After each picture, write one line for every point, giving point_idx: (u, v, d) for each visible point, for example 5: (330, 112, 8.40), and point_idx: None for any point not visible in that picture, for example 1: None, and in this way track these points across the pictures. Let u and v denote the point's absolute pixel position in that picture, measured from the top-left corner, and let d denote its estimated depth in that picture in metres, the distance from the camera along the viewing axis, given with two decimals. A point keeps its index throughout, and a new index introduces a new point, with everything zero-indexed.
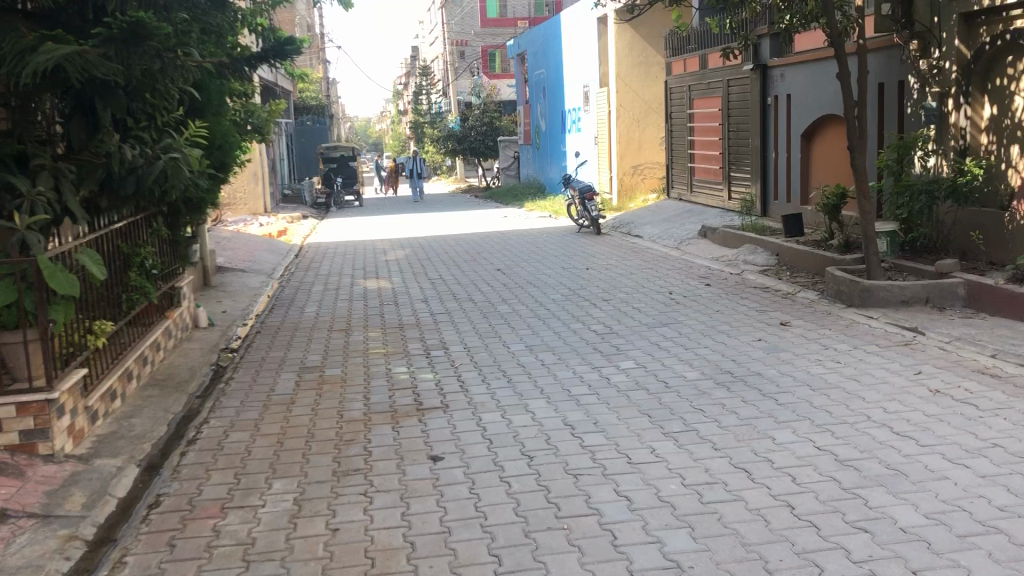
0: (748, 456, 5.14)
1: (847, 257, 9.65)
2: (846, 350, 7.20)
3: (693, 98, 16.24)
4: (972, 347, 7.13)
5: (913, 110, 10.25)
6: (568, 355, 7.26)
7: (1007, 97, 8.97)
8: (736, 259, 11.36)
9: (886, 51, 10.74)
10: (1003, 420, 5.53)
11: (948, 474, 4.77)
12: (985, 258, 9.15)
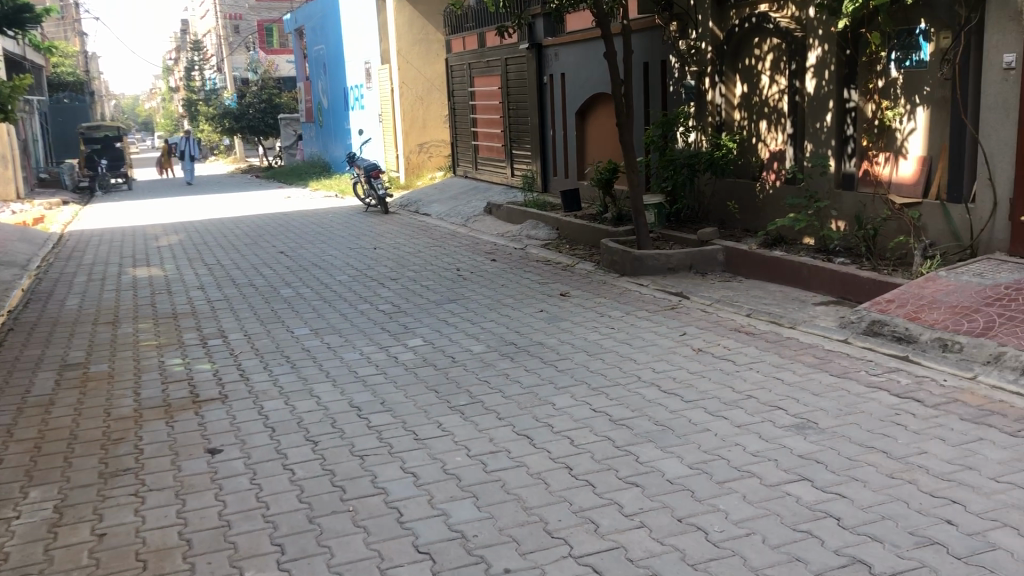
0: (530, 422, 5.31)
1: (620, 229, 10.15)
2: (620, 316, 7.59)
3: (473, 75, 16.45)
4: (730, 308, 7.74)
5: (674, 88, 10.87)
6: (353, 336, 7.18)
7: (754, 76, 9.83)
8: (519, 234, 11.66)
9: (649, 31, 11.34)
10: (756, 373, 6.05)
11: (709, 426, 5.16)
12: (740, 225, 9.98)
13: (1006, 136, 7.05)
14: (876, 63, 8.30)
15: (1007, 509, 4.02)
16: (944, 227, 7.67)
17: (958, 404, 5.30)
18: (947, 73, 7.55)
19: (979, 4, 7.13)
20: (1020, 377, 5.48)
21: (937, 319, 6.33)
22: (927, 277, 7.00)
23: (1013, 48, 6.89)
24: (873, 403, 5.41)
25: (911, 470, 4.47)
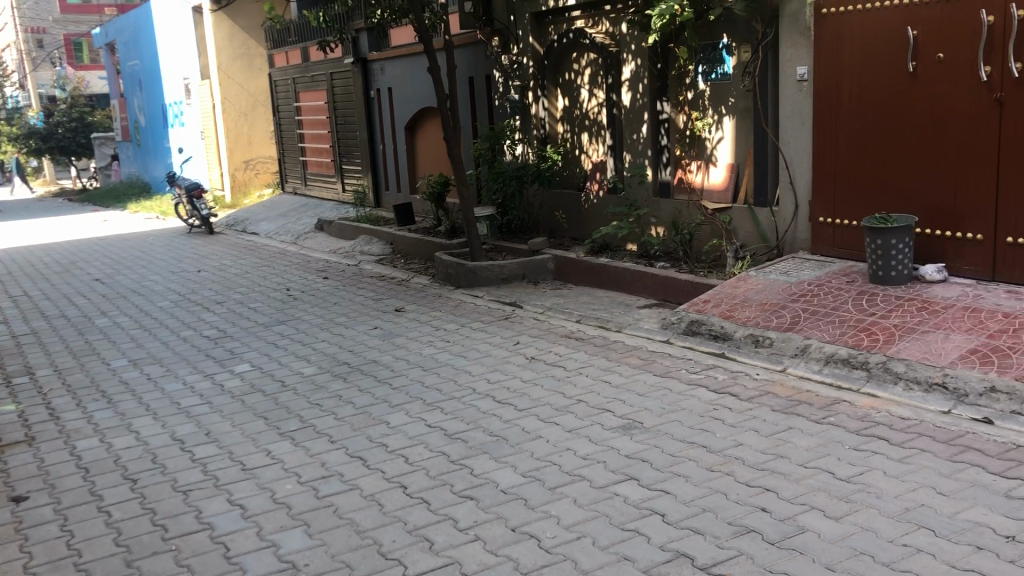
0: (363, 443, 5.24)
1: (452, 242, 10.22)
2: (454, 329, 7.62)
3: (298, 91, 16.13)
4: (561, 315, 7.92)
5: (499, 102, 11.03)
6: (176, 366, 6.86)
7: (575, 90, 10.16)
8: (352, 250, 11.51)
9: (472, 46, 11.48)
10: (585, 377, 6.22)
11: (541, 434, 5.25)
12: (568, 234, 10.28)
13: (803, 143, 7.65)
14: (685, 77, 8.77)
15: (814, 492, 4.29)
16: (753, 230, 8.20)
17: (770, 396, 5.64)
18: (749, 85, 8.10)
19: (774, 20, 7.73)
20: (823, 367, 5.90)
21: (750, 316, 6.72)
22: (740, 278, 7.44)
23: (805, 62, 7.52)
24: (693, 400, 5.67)
25: (729, 462, 4.71)
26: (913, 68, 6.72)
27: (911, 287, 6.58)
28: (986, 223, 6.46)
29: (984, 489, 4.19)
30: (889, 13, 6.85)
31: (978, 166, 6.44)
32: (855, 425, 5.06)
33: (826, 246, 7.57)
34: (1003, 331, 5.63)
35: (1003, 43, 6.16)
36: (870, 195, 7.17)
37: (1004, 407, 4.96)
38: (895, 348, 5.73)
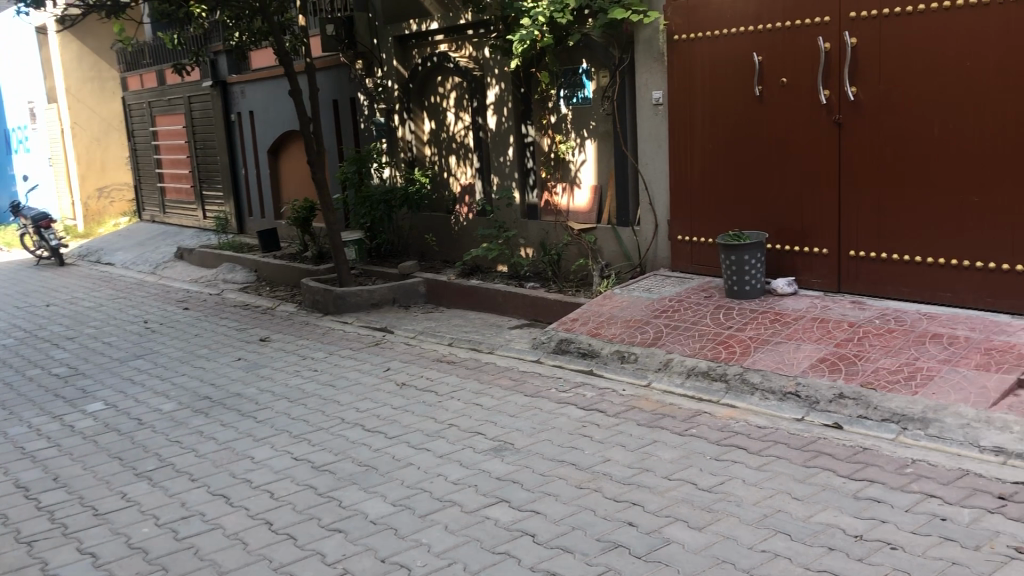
0: (227, 480, 5.04)
1: (320, 268, 10.04)
2: (322, 358, 7.46)
3: (155, 115, 15.55)
4: (432, 339, 7.89)
5: (365, 125, 10.95)
6: (21, 408, 6.44)
7: (441, 113, 10.21)
8: (216, 278, 11.14)
9: (335, 69, 11.35)
10: (456, 401, 6.20)
11: (412, 461, 5.19)
12: (439, 257, 10.27)
13: (661, 164, 7.91)
14: (547, 100, 8.93)
15: (678, 504, 4.40)
16: (617, 249, 8.41)
17: (636, 411, 5.77)
18: (609, 109, 8.31)
19: (629, 46, 7.99)
20: (686, 380, 6.09)
21: (616, 333, 6.87)
22: (606, 296, 7.60)
23: (660, 86, 7.80)
24: (563, 418, 5.73)
25: (597, 479, 4.78)
26: (759, 92, 7.06)
27: (765, 301, 6.88)
28: (830, 237, 6.84)
29: (834, 491, 4.40)
30: (735, 40, 7.18)
31: (821, 184, 6.82)
32: (716, 436, 5.24)
33: (685, 263, 7.85)
34: (849, 339, 5.96)
35: (839, 69, 6.56)
36: (724, 213, 7.47)
37: (852, 411, 5.24)
38: (752, 359, 5.97)
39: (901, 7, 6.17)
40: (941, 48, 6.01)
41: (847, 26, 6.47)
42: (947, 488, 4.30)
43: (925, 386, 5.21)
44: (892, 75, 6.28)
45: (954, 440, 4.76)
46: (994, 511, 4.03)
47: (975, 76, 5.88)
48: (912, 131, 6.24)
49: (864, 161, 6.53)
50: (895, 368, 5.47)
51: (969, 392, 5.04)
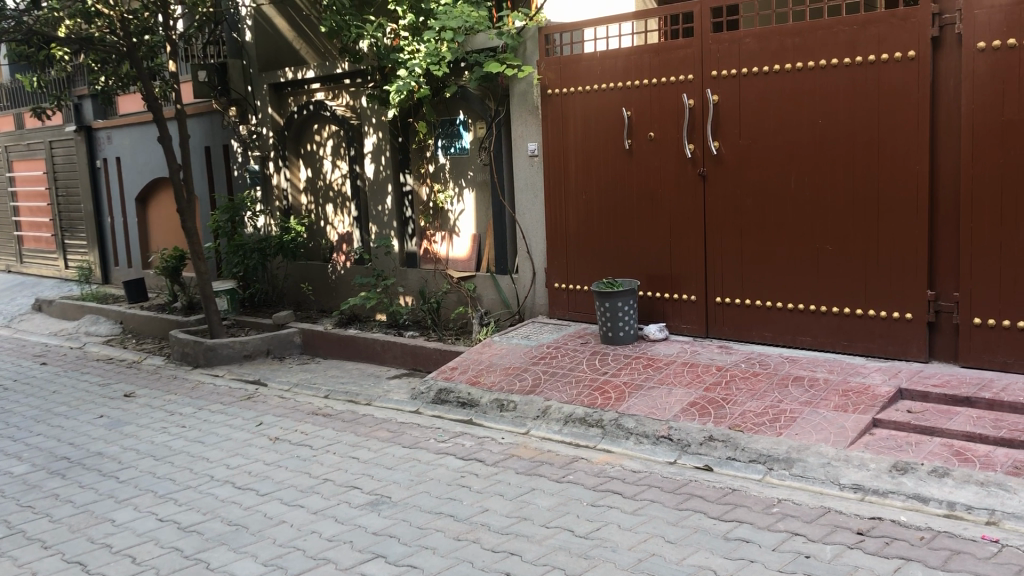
0: (84, 546, 4.76)
1: (190, 319, 9.70)
2: (191, 413, 7.17)
3: (12, 160, 14.81)
4: (307, 391, 7.71)
5: (239, 173, 10.73)
6: None
7: (317, 160, 10.12)
8: (77, 331, 10.60)
9: (207, 116, 11.11)
10: (333, 455, 6.06)
11: (285, 518, 5.03)
12: (316, 306, 10.10)
13: (537, 214, 8.06)
14: (426, 150, 9.00)
15: (555, 552, 4.41)
16: (495, 296, 8.47)
17: (514, 459, 5.78)
18: (485, 160, 8.47)
19: (505, 99, 8.21)
20: (564, 427, 6.14)
21: (495, 381, 6.88)
22: (485, 344, 7.63)
23: (535, 138, 7.97)
24: (441, 469, 5.68)
25: (475, 530, 4.74)
26: (629, 145, 7.31)
27: (638, 347, 7.06)
28: (698, 285, 7.10)
29: (706, 533, 4.50)
30: (607, 95, 7.42)
31: (688, 233, 7.08)
32: (592, 482, 5.30)
33: (561, 309, 7.99)
34: (717, 383, 6.17)
35: (702, 124, 6.87)
36: (598, 261, 7.66)
37: (721, 453, 5.39)
38: (626, 405, 6.09)
39: (758, 68, 6.53)
40: (795, 107, 6.38)
41: (709, 84, 6.80)
42: (811, 525, 4.47)
43: (789, 427, 5.43)
44: (752, 131, 6.62)
45: (816, 479, 4.96)
46: (854, 546, 4.21)
47: (826, 134, 6.26)
48: (772, 184, 6.57)
49: (728, 211, 6.83)
50: (761, 411, 5.68)
51: (829, 432, 5.28)
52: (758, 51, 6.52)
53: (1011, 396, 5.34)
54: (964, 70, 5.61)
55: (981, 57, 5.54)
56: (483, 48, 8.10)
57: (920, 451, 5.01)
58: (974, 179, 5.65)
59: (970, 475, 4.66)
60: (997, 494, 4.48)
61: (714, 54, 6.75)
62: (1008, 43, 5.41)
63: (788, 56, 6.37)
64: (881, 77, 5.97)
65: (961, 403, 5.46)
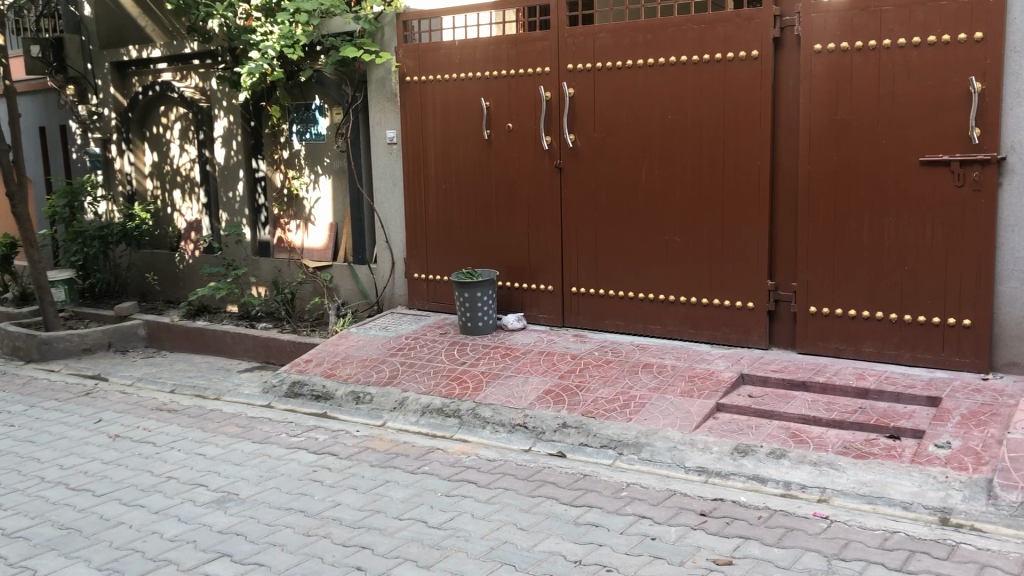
0: None
1: (22, 311, 9.09)
2: (21, 411, 6.71)
3: None
4: (152, 386, 7.35)
5: (78, 155, 10.12)
6: None
7: (164, 144, 9.66)
8: None
9: (42, 94, 10.41)
10: (177, 452, 5.79)
11: (123, 519, 4.77)
12: (162, 297, 9.72)
13: (395, 203, 7.97)
14: (279, 135, 8.74)
15: (407, 544, 4.36)
16: (353, 287, 8.33)
17: (369, 451, 5.69)
18: (342, 146, 8.29)
19: (361, 84, 8.05)
20: (420, 418, 6.08)
21: (351, 373, 6.75)
22: (341, 335, 7.48)
23: (393, 126, 7.87)
24: (292, 464, 5.53)
25: (325, 524, 4.63)
26: (488, 135, 7.31)
27: (496, 337, 7.09)
28: (554, 275, 7.19)
29: (557, 518, 4.56)
30: (466, 84, 7.39)
31: (545, 223, 7.16)
32: (446, 472, 5.27)
33: (421, 300, 7.93)
34: (572, 371, 6.28)
35: (559, 117, 6.95)
36: (456, 252, 7.65)
37: (574, 440, 5.47)
38: (483, 394, 6.09)
39: (611, 62, 6.65)
40: (647, 102, 6.54)
41: (565, 77, 6.88)
42: (657, 508, 4.60)
43: (638, 413, 5.57)
44: (606, 124, 6.75)
45: (663, 463, 5.11)
46: (697, 527, 4.36)
47: (675, 129, 6.45)
48: (624, 177, 6.72)
49: (583, 202, 6.94)
50: (612, 398, 5.81)
51: (676, 417, 5.46)
52: (612, 45, 6.64)
53: (841, 380, 5.66)
54: (802, 70, 5.89)
55: (817, 59, 5.82)
56: (340, 32, 7.91)
57: (759, 434, 5.24)
58: (810, 175, 5.94)
59: (804, 455, 4.91)
60: (828, 473, 4.73)
61: (570, 47, 6.82)
62: (842, 46, 5.71)
63: (640, 52, 6.52)
64: (727, 75, 6.19)
65: (797, 387, 5.75)
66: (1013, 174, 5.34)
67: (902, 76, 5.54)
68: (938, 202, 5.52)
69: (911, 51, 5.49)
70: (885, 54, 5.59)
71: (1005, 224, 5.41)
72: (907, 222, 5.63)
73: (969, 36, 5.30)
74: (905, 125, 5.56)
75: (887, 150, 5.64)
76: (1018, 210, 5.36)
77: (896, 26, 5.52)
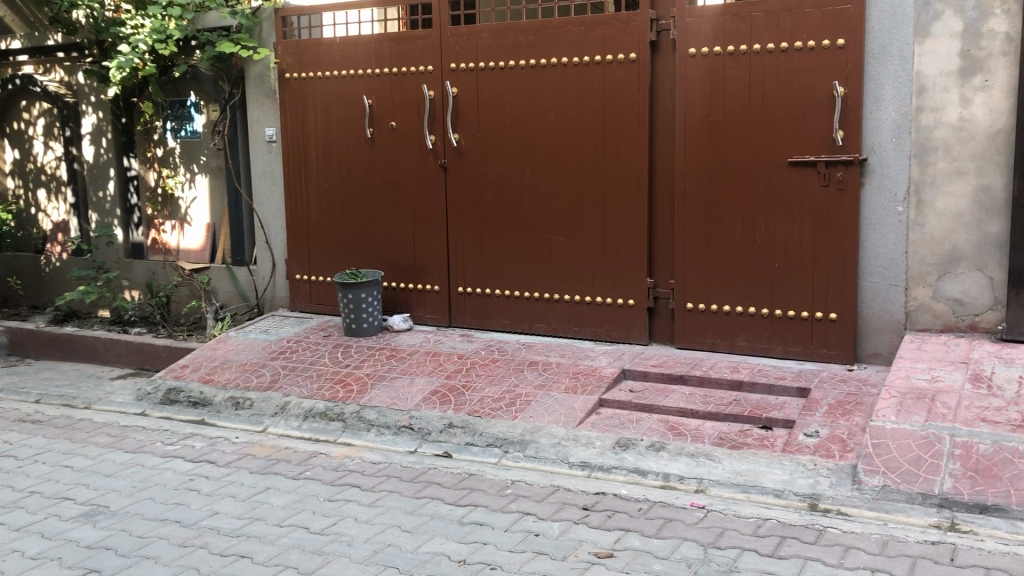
0: None
1: None
2: None
3: None
4: (15, 397, 6.95)
5: None
6: None
7: (26, 141, 9.16)
8: None
9: None
10: (42, 465, 5.49)
11: None
12: (26, 302, 9.25)
13: (276, 203, 7.79)
14: (153, 132, 8.37)
15: (288, 551, 4.25)
16: (232, 289, 8.11)
17: (248, 458, 5.53)
18: (219, 144, 8.02)
19: (239, 81, 7.84)
20: (303, 422, 5.95)
21: (229, 378, 6.56)
22: (219, 339, 7.26)
23: (273, 123, 7.69)
24: (167, 473, 5.32)
25: (202, 534, 4.47)
26: (370, 134, 7.22)
27: (381, 338, 7.02)
28: (440, 275, 7.16)
29: (441, 519, 4.53)
30: (348, 82, 7.28)
31: (430, 223, 7.12)
32: (330, 476, 5.18)
33: (304, 302, 7.78)
34: (458, 371, 6.27)
35: (442, 115, 6.93)
36: (340, 252, 7.53)
37: (460, 439, 5.46)
38: (367, 397, 6.01)
39: (494, 63, 6.67)
40: (529, 103, 6.59)
41: (448, 76, 6.86)
42: (540, 505, 4.63)
43: (523, 411, 5.60)
44: (489, 124, 6.77)
45: (547, 459, 5.15)
46: (579, 522, 4.41)
47: (557, 129, 6.52)
48: (508, 176, 6.75)
49: (468, 202, 6.94)
50: (498, 397, 5.82)
51: (559, 413, 5.52)
52: (494, 46, 6.66)
53: (717, 373, 5.84)
54: (679, 73, 6.04)
55: (692, 62, 5.99)
56: (215, 27, 7.68)
57: (640, 428, 5.35)
58: (687, 175, 6.10)
59: (682, 447, 5.03)
60: (704, 464, 4.87)
61: (452, 46, 6.81)
62: (716, 50, 5.89)
63: (522, 52, 6.56)
64: (606, 77, 6.30)
65: (676, 381, 5.90)
66: (874, 174, 5.64)
67: (771, 80, 5.75)
68: (805, 200, 5.76)
69: (779, 56, 5.71)
70: (755, 59, 5.79)
71: (867, 222, 5.70)
72: (776, 220, 5.86)
73: (832, 42, 5.55)
74: (774, 128, 5.78)
75: (757, 150, 5.85)
76: (878, 208, 5.66)
77: (766, 32, 5.73)
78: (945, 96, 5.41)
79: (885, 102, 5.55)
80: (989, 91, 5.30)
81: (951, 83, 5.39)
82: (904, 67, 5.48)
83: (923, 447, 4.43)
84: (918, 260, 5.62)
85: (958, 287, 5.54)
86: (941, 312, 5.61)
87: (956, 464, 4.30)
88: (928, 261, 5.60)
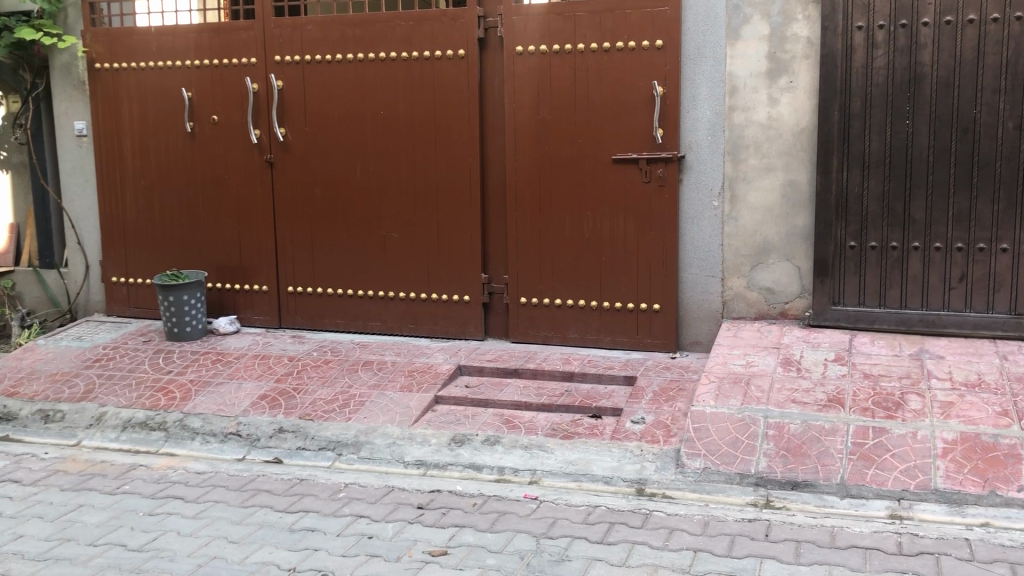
0: None
1: None
2: None
3: None
4: None
5: None
6: None
7: None
8: None
9: None
10: None
11: None
12: None
13: (88, 201, 7.32)
14: None
15: (102, 571, 3.99)
16: (40, 294, 7.60)
17: (58, 475, 5.15)
18: (22, 138, 7.50)
19: (43, 70, 7.36)
20: (120, 433, 5.61)
21: (37, 390, 6.09)
22: (25, 348, 6.74)
23: (83, 116, 7.23)
24: None
25: (4, 561, 4.13)
26: (190, 128, 6.89)
27: (206, 342, 6.72)
28: (269, 275, 6.92)
29: (270, 527, 4.38)
30: (165, 74, 6.91)
31: (257, 220, 6.87)
32: (150, 489, 4.90)
33: (121, 306, 7.36)
34: (289, 373, 6.09)
35: (267, 110, 6.71)
36: (160, 253, 7.15)
37: (291, 444, 5.30)
38: (191, 404, 5.74)
39: (320, 56, 6.50)
40: (358, 97, 6.47)
41: (273, 69, 6.64)
42: (374, 506, 4.56)
43: (357, 412, 5.51)
44: (317, 119, 6.60)
45: (382, 459, 5.08)
46: (413, 521, 4.37)
47: (388, 125, 6.44)
48: (339, 172, 6.61)
49: (297, 199, 6.74)
50: (330, 398, 5.70)
51: (394, 412, 5.45)
52: (320, 38, 6.49)
53: (549, 365, 5.95)
54: (507, 70, 6.09)
55: (520, 60, 6.05)
56: (13, 11, 7.14)
57: (475, 423, 5.37)
58: (517, 171, 6.16)
59: (516, 440, 5.09)
60: (537, 455, 4.94)
61: (277, 38, 6.59)
62: (542, 49, 5.98)
63: (349, 46, 6.43)
64: (435, 72, 6.28)
65: (510, 374, 5.97)
66: (691, 171, 5.89)
67: (595, 78, 5.89)
68: (629, 196, 5.94)
69: (603, 55, 5.86)
70: (580, 57, 5.92)
71: (686, 216, 5.95)
72: (603, 216, 6.01)
73: (651, 43, 5.75)
74: (600, 125, 5.93)
75: (585, 147, 5.98)
76: (696, 203, 5.92)
77: (588, 31, 5.87)
78: (755, 96, 5.72)
79: (701, 101, 5.81)
80: (794, 91, 5.64)
81: (760, 84, 5.70)
82: (717, 68, 5.74)
83: (740, 429, 4.66)
84: (733, 252, 5.92)
85: (770, 277, 5.88)
86: (755, 300, 5.94)
87: (769, 444, 4.55)
88: (742, 253, 5.91)
